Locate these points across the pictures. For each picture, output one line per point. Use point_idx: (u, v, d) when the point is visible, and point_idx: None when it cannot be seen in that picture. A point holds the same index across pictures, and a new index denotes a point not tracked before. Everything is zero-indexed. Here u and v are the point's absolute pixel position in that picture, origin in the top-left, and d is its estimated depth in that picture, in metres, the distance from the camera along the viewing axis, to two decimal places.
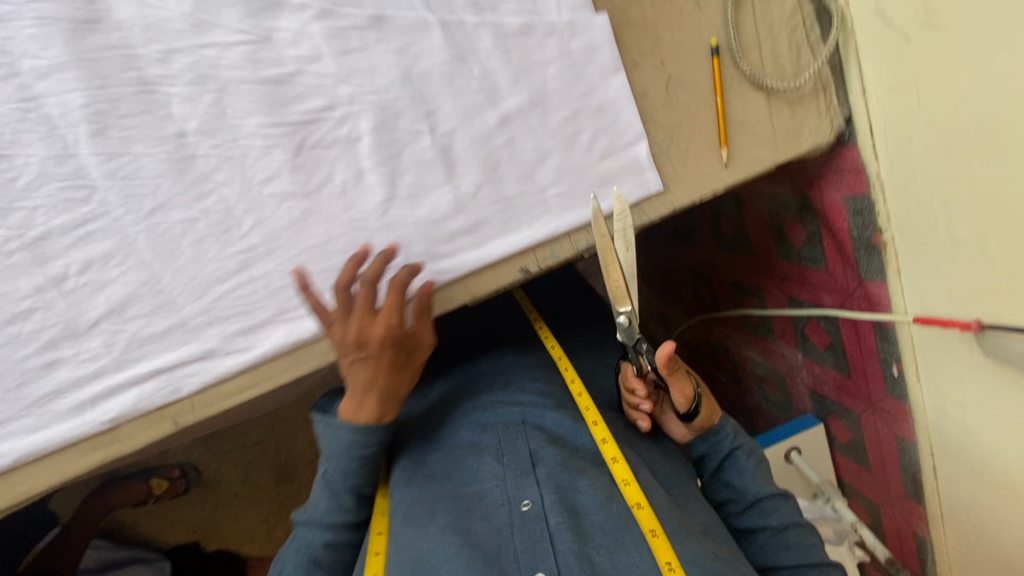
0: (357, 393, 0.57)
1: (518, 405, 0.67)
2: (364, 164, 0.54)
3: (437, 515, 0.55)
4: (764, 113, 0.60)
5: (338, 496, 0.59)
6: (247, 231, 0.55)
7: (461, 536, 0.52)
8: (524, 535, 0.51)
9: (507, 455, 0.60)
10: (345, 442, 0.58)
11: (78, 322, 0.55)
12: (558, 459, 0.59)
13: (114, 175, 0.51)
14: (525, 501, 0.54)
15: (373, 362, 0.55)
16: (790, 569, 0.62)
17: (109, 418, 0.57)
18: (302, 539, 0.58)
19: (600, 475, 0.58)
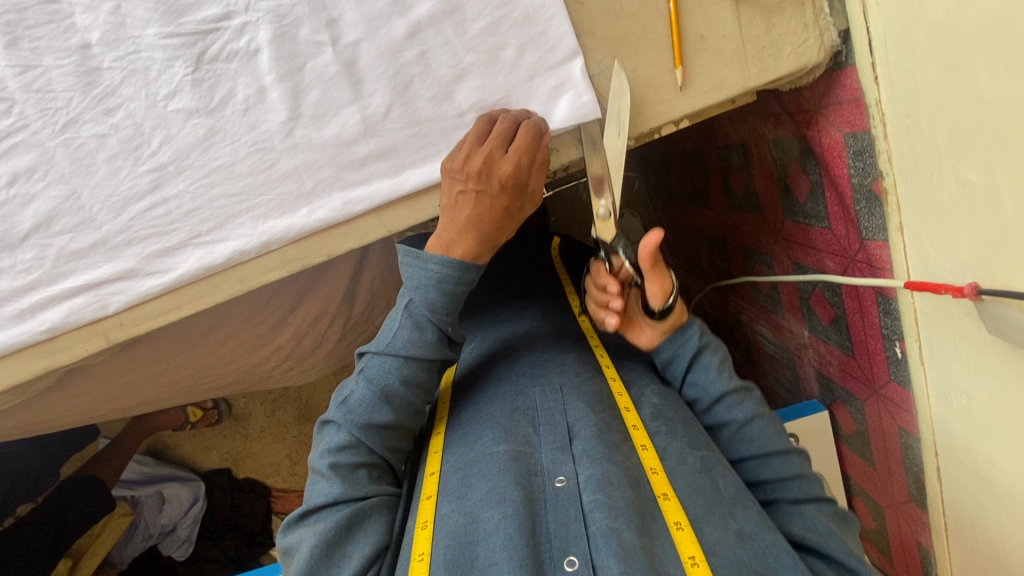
0: (453, 234, 0.55)
1: (552, 382, 0.60)
2: (266, 80, 0.51)
3: (474, 485, 0.50)
4: (731, 25, 0.51)
5: (422, 327, 0.57)
6: (156, 149, 0.54)
7: (500, 509, 0.46)
8: (557, 513, 0.46)
9: (543, 426, 0.55)
10: (438, 274, 0.55)
11: (11, 234, 0.56)
12: (596, 430, 0.53)
13: (29, 88, 0.52)
14: (560, 478, 0.49)
15: (486, 199, 0.53)
16: (755, 459, 0.57)
17: (45, 328, 0.58)
18: (369, 367, 0.56)
19: (630, 454, 0.52)
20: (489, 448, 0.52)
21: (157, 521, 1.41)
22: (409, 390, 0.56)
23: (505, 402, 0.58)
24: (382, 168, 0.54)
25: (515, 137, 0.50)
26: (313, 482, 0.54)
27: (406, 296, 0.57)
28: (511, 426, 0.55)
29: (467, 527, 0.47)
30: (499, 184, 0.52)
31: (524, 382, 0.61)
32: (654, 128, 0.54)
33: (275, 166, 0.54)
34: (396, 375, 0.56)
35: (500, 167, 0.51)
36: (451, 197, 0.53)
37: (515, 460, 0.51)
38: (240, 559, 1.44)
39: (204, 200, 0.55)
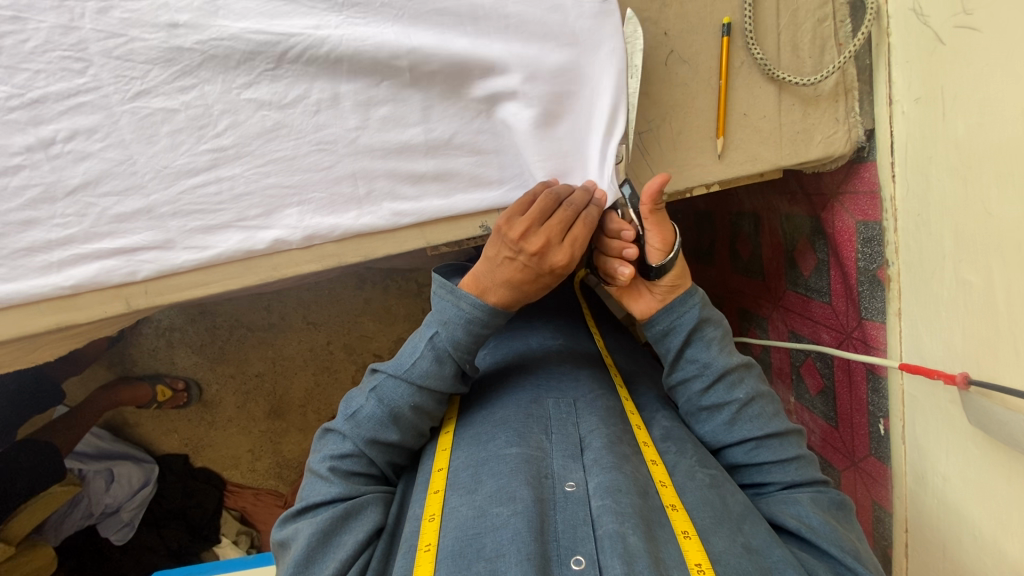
0: (485, 284, 0.56)
1: (566, 396, 0.63)
2: (342, 88, 0.55)
3: (484, 482, 0.52)
4: (772, 109, 0.56)
5: (442, 361, 0.56)
6: (221, 131, 0.56)
7: (509, 506, 0.48)
8: (566, 515, 0.49)
9: (556, 433, 0.58)
10: (468, 314, 0.55)
11: (58, 187, 0.56)
12: (606, 441, 0.55)
13: (109, 54, 0.53)
14: (569, 482, 0.52)
15: (530, 270, 0.54)
16: (752, 441, 0.55)
17: (70, 284, 0.59)
18: (383, 388, 0.57)
19: (639, 465, 0.54)
20: (502, 450, 0.55)
21: (100, 500, 1.37)
22: (416, 415, 0.57)
23: (521, 407, 0.61)
24: (435, 188, 0.58)
25: (574, 229, 0.53)
26: (311, 483, 0.57)
27: (432, 327, 0.57)
28: (524, 431, 0.57)
29: (477, 520, 0.49)
30: (549, 268, 0.54)
31: (538, 392, 0.63)
32: (689, 189, 0.59)
33: (333, 168, 0.57)
34: (407, 401, 0.56)
35: (552, 255, 0.53)
36: (496, 259, 0.55)
37: (526, 462, 0.53)
38: (180, 551, 1.41)
39: (257, 186, 0.57)
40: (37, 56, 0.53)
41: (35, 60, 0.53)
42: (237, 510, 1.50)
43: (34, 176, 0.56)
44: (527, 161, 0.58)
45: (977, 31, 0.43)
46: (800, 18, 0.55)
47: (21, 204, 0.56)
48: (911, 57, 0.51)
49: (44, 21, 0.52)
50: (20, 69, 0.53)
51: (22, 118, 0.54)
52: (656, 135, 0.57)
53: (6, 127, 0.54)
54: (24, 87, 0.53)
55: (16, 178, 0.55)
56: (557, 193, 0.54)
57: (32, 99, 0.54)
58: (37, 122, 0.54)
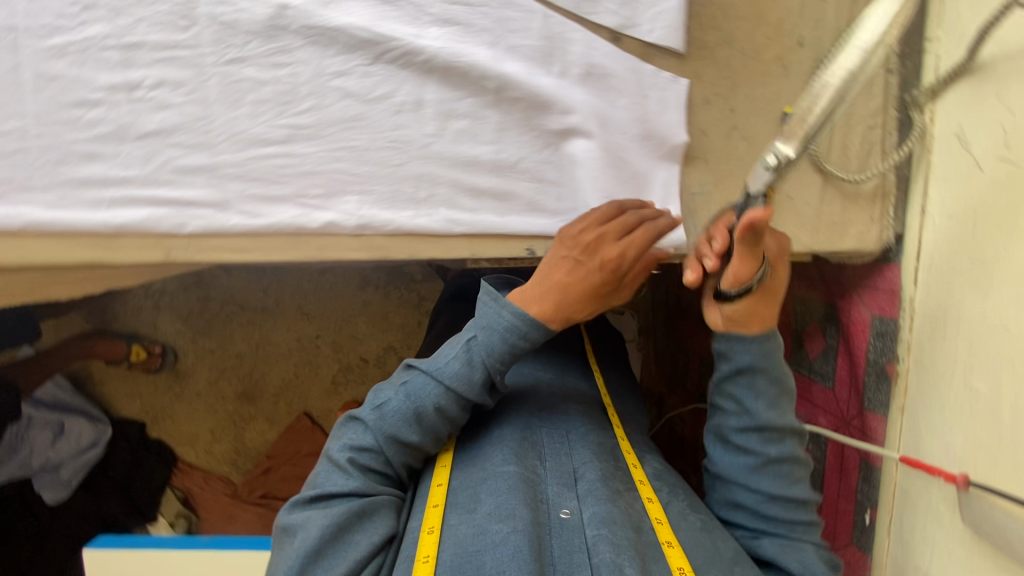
0: (533, 290, 0.56)
1: (559, 427, 0.64)
2: (426, 96, 0.58)
3: (482, 500, 0.52)
4: (815, 196, 0.61)
5: (473, 367, 0.55)
6: (302, 111, 0.59)
7: (508, 523, 0.49)
8: (562, 542, 0.49)
9: (550, 460, 0.59)
10: (507, 324, 0.54)
11: (128, 128, 0.59)
12: (601, 474, 0.56)
13: (215, 18, 0.57)
14: (564, 509, 0.53)
15: (584, 267, 0.55)
16: (765, 494, 0.54)
17: (116, 223, 0.60)
18: (411, 386, 0.56)
19: (634, 502, 0.55)
20: (500, 471, 0.55)
21: (44, 453, 1.30)
22: (440, 421, 0.56)
23: (517, 429, 0.62)
24: (492, 204, 0.61)
25: (634, 230, 0.56)
26: (326, 470, 0.55)
27: (468, 333, 0.57)
28: (521, 454, 0.58)
29: (476, 536, 0.49)
30: (600, 263, 0.55)
31: (532, 419, 0.64)
32: None
33: (401, 166, 0.60)
34: (433, 403, 0.55)
35: (607, 248, 0.55)
36: (550, 264, 0.57)
37: (524, 483, 0.54)
38: (113, 523, 1.32)
39: (325, 168, 0.60)
40: (143, 7, 0.58)
41: (139, 10, 0.58)
42: (182, 491, 1.44)
43: (111, 115, 0.59)
44: (587, 198, 0.60)
45: (1014, 165, 0.48)
46: (853, 122, 0.60)
47: (91, 137, 0.59)
48: (948, 176, 0.56)
49: None
50: (124, 14, 0.58)
51: (114, 58, 0.58)
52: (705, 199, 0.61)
53: (97, 65, 0.58)
54: (124, 32, 0.58)
55: (91, 112, 0.59)
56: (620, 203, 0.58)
57: (128, 43, 0.58)
58: (128, 64, 0.58)
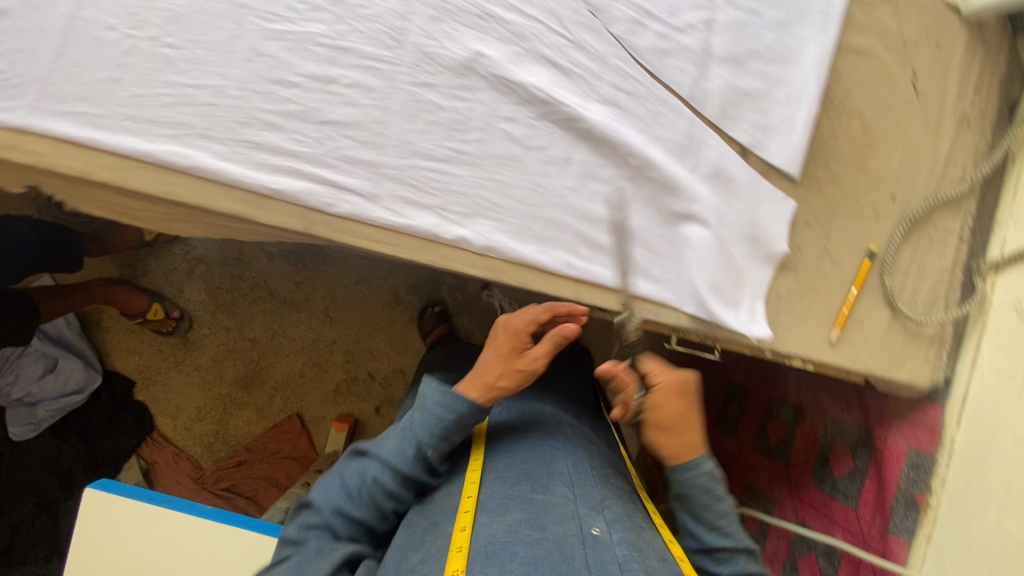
0: (471, 375, 0.74)
1: (580, 460, 0.72)
2: (575, 155, 0.67)
3: (513, 510, 0.62)
4: (882, 327, 0.69)
5: (407, 440, 0.69)
6: (468, 140, 0.68)
7: (539, 532, 0.58)
8: (596, 555, 0.56)
9: (579, 486, 0.67)
10: (437, 402, 0.70)
11: (314, 112, 0.67)
12: (622, 510, 0.65)
13: (419, 48, 0.67)
14: (595, 528, 0.60)
15: (503, 351, 0.74)
16: None
17: (275, 187, 0.67)
18: (358, 462, 0.70)
19: (654, 539, 0.64)
20: (531, 492, 0.64)
21: None
22: (383, 484, 0.68)
23: (545, 459, 0.71)
24: (605, 260, 0.68)
25: (532, 324, 0.75)
26: (286, 545, 0.65)
27: (410, 415, 0.73)
28: (550, 478, 0.67)
29: (508, 536, 0.58)
30: (501, 367, 0.73)
31: (557, 450, 0.73)
32: (796, 357, 0.68)
33: (537, 207, 0.68)
34: (377, 466, 0.68)
35: (496, 371, 0.72)
36: (485, 359, 0.75)
37: (554, 503, 0.63)
38: None
39: (472, 191, 0.68)
40: (363, 22, 0.67)
41: (359, 23, 0.67)
42: None
43: (302, 98, 0.67)
44: (692, 276, 0.66)
45: None
46: (925, 273, 0.70)
47: (281, 111, 0.67)
48: (999, 340, 0.70)
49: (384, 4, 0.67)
50: (345, 23, 0.67)
51: (324, 55, 0.67)
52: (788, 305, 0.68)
53: (308, 56, 0.67)
54: (340, 36, 0.67)
55: (288, 91, 0.67)
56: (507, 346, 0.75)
57: (340, 46, 0.67)
58: (332, 62, 0.67)
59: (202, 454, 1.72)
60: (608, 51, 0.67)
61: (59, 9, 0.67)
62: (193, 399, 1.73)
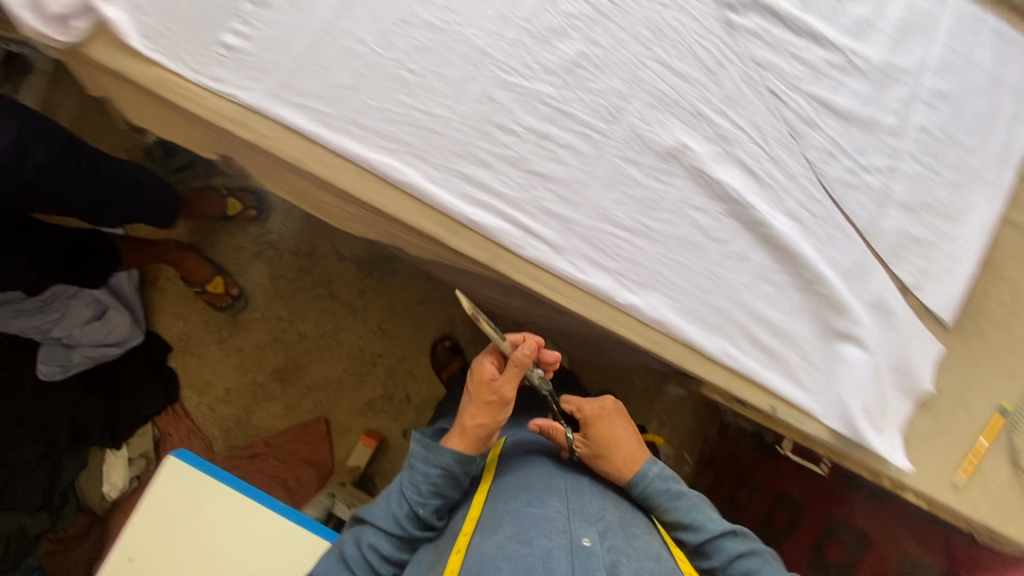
0: (455, 430, 0.86)
1: (576, 478, 0.89)
2: (753, 256, 0.72)
3: (504, 526, 0.77)
4: (1004, 482, 0.73)
5: (399, 504, 0.85)
6: (658, 219, 0.72)
7: (527, 547, 0.72)
8: (581, 560, 0.71)
9: (572, 503, 0.82)
10: (421, 468, 0.85)
11: (525, 160, 0.72)
12: (614, 523, 0.80)
13: (633, 127, 0.73)
14: (585, 539, 0.74)
15: (479, 407, 0.85)
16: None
17: (474, 219, 0.71)
18: (358, 533, 0.85)
19: (644, 545, 0.78)
20: (524, 507, 0.80)
21: None
22: (384, 540, 0.84)
23: (542, 478, 0.87)
24: (762, 358, 0.71)
25: (504, 382, 0.85)
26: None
27: (398, 486, 0.87)
28: (546, 497, 0.82)
29: (499, 550, 0.72)
30: (475, 424, 0.85)
31: (555, 471, 0.89)
32: (921, 492, 0.72)
33: (709, 294, 0.71)
34: (375, 531, 0.84)
35: (476, 425, 0.85)
36: (464, 414, 0.87)
37: (546, 518, 0.78)
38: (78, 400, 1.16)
39: (652, 266, 0.72)
40: (588, 93, 0.73)
41: (584, 93, 0.73)
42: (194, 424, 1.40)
43: (517, 146, 0.72)
44: (845, 392, 0.70)
45: None
46: None
47: (495, 152, 0.72)
48: None
49: (609, 81, 0.73)
50: (572, 89, 0.73)
51: (545, 113, 0.73)
52: (922, 442, 0.73)
53: (531, 110, 0.73)
54: (564, 100, 0.73)
55: (505, 136, 0.72)
56: (481, 394, 0.85)
57: (562, 109, 0.73)
58: (551, 120, 0.73)
59: (219, 437, 1.68)
60: (800, 172, 0.73)
61: (318, 13, 0.72)
62: (225, 380, 1.70)
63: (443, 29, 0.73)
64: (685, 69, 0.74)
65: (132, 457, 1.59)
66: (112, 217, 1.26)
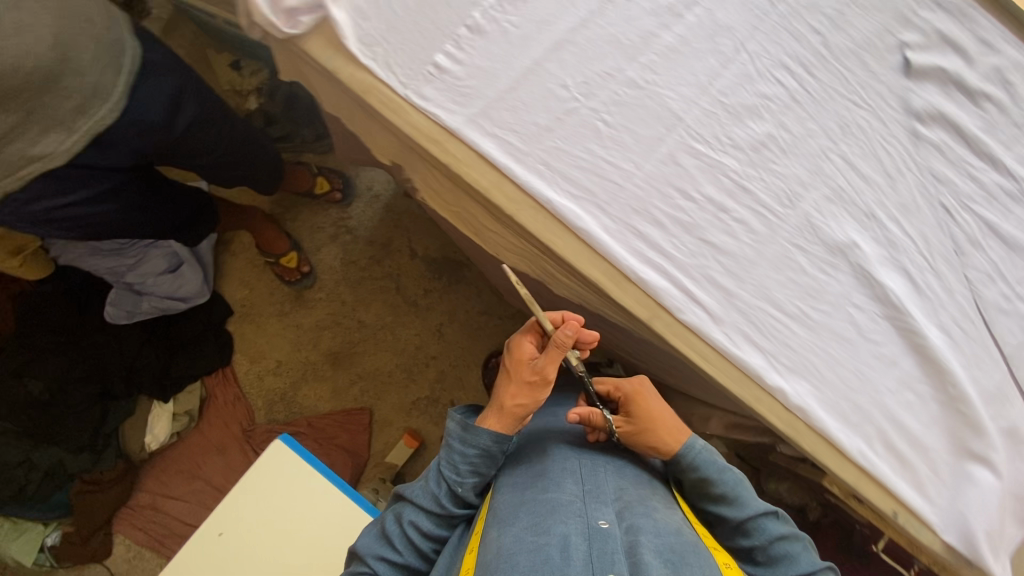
0: (492, 409, 0.83)
1: (589, 458, 0.87)
2: (901, 362, 0.74)
3: (519, 517, 0.73)
4: None
5: (439, 485, 0.83)
6: (817, 309, 0.74)
7: (542, 536, 0.68)
8: (598, 539, 0.67)
9: (588, 486, 0.79)
10: (453, 449, 0.83)
11: (699, 228, 0.74)
12: (633, 502, 0.77)
13: (807, 215, 0.74)
14: (601, 521, 0.71)
15: (517, 386, 0.82)
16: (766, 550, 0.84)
17: (643, 276, 0.72)
18: (399, 510, 0.84)
19: (671, 521, 0.75)
20: (540, 495, 0.77)
21: None
22: (427, 519, 0.82)
23: (553, 461, 0.85)
24: (893, 462, 0.73)
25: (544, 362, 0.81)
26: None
27: (436, 467, 0.85)
28: (561, 483, 0.79)
29: (516, 541, 0.68)
30: (513, 403, 0.81)
31: (569, 454, 0.87)
32: None
33: (854, 391, 0.73)
34: (417, 509, 0.83)
35: (514, 403, 0.81)
36: (500, 393, 0.84)
37: (563, 505, 0.74)
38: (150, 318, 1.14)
39: (804, 353, 0.73)
40: (770, 174, 0.75)
41: (767, 174, 0.75)
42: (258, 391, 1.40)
43: (694, 213, 0.74)
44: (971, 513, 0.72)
45: None
46: None
47: (673, 214, 0.73)
48: None
49: (791, 167, 0.75)
50: (755, 168, 0.75)
51: (726, 186, 0.74)
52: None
53: (713, 181, 0.74)
54: (746, 178, 0.75)
55: (685, 201, 0.74)
56: (520, 372, 0.82)
57: (743, 185, 0.74)
58: (731, 194, 0.74)
59: (261, 408, 1.67)
60: (960, 289, 0.75)
61: (528, 51, 0.74)
62: (278, 353, 1.70)
63: (643, 88, 0.75)
64: (865, 169, 0.76)
65: (177, 412, 1.59)
66: (226, 177, 1.27)
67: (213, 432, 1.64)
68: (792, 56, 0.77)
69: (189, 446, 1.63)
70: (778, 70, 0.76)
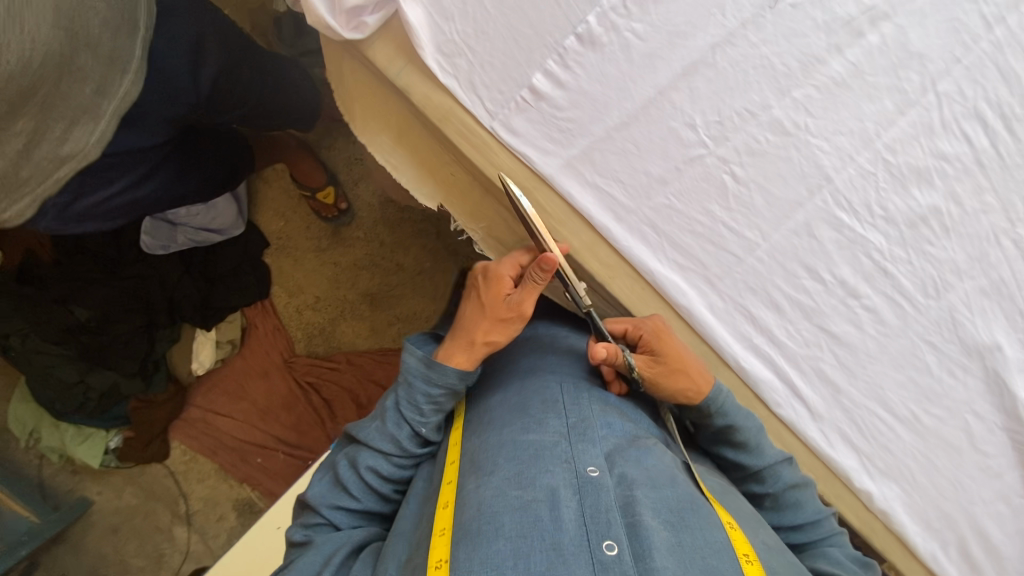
0: (456, 343, 0.67)
1: (570, 385, 0.71)
2: (1011, 478, 0.66)
3: (500, 465, 0.58)
4: None
5: (399, 424, 0.66)
6: (930, 412, 0.65)
7: (527, 492, 0.54)
8: (592, 496, 0.54)
9: (574, 421, 0.64)
10: (416, 384, 0.66)
11: (819, 312, 0.63)
12: (627, 446, 0.63)
13: (951, 308, 0.62)
14: (591, 468, 0.57)
15: (492, 322, 0.66)
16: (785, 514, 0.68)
17: (744, 363, 0.65)
18: (351, 451, 0.69)
19: (680, 480, 0.61)
20: (522, 434, 0.61)
21: None
22: (384, 461, 0.67)
23: (524, 389, 0.70)
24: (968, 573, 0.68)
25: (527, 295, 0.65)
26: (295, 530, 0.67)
27: (390, 400, 0.68)
28: (540, 418, 0.64)
29: (498, 497, 0.54)
30: (484, 340, 0.66)
31: (545, 384, 0.70)
32: None
33: (946, 500, 0.67)
34: (370, 448, 0.67)
35: (485, 339, 0.66)
36: (467, 326, 0.68)
37: (549, 447, 0.60)
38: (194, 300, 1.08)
39: (902, 457, 0.66)
40: (921, 256, 0.62)
41: (917, 256, 0.62)
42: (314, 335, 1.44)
43: (819, 296, 0.62)
44: None
45: None
46: None
47: (791, 296, 0.62)
48: None
49: (949, 249, 0.61)
50: (905, 246, 0.61)
51: (864, 266, 0.62)
52: None
53: (849, 258, 0.62)
54: (891, 258, 0.62)
55: (810, 281, 0.62)
56: (495, 306, 0.66)
57: (885, 266, 0.62)
58: (867, 276, 0.62)
59: (302, 339, 1.69)
60: None
61: (652, 76, 0.58)
62: (317, 289, 1.68)
63: (791, 135, 0.59)
64: None
65: (221, 341, 1.63)
66: (266, 126, 1.12)
67: (259, 357, 1.68)
68: (995, 102, 0.58)
69: (235, 371, 1.68)
70: (970, 121, 0.59)
